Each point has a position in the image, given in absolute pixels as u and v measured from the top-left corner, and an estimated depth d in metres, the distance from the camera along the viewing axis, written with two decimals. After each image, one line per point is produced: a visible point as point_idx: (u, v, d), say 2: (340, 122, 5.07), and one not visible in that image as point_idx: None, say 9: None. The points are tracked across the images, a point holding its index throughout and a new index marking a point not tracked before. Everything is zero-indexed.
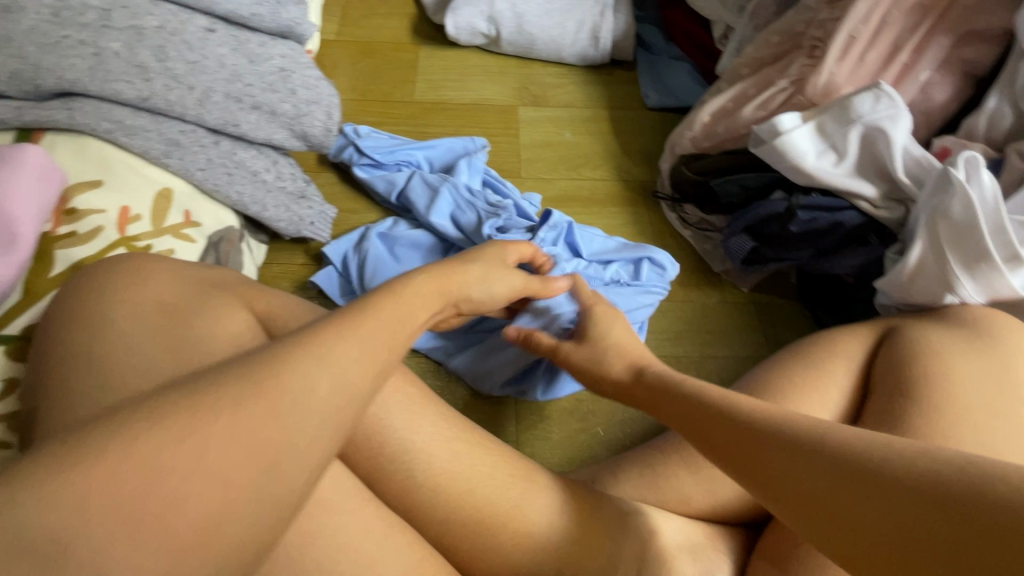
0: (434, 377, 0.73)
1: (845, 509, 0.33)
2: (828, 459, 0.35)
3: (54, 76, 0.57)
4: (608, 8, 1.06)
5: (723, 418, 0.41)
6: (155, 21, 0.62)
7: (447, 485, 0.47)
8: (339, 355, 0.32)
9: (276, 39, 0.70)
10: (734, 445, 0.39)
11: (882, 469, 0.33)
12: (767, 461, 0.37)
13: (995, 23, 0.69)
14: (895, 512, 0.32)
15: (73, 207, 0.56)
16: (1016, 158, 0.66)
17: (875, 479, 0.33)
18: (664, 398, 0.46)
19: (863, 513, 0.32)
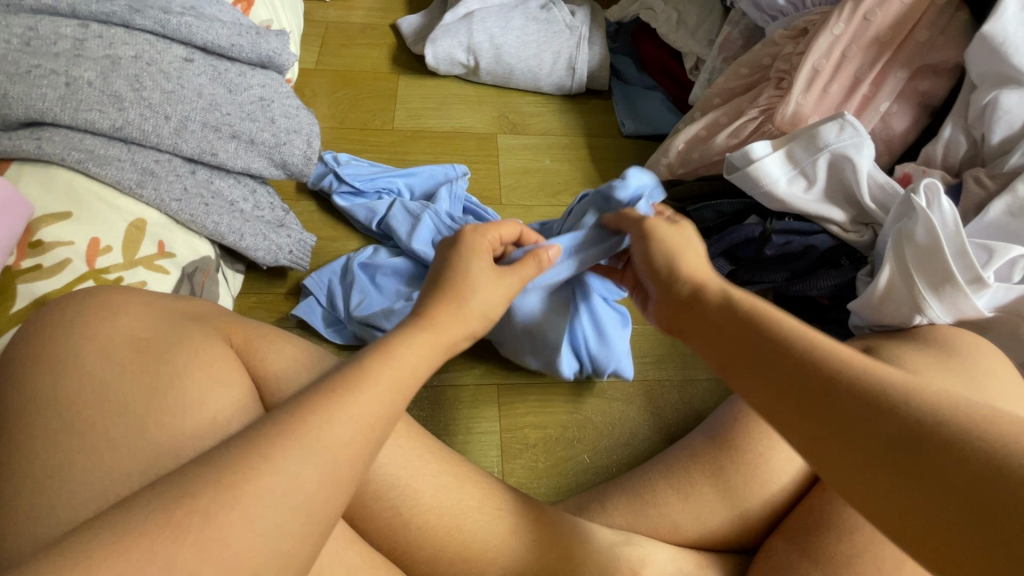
0: (418, 408, 0.72)
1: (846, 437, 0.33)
2: (849, 383, 0.35)
3: (23, 106, 0.56)
4: (583, 40, 1.10)
5: (755, 332, 0.41)
6: (131, 50, 0.61)
7: (434, 522, 0.45)
8: (384, 404, 0.35)
9: (255, 69, 0.71)
10: (763, 361, 0.39)
11: (895, 409, 0.33)
12: (795, 381, 0.37)
13: (945, 59, 0.73)
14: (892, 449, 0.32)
15: (39, 240, 0.54)
16: (973, 184, 0.69)
17: (887, 416, 0.32)
18: (704, 316, 0.45)
19: (865, 443, 0.32)
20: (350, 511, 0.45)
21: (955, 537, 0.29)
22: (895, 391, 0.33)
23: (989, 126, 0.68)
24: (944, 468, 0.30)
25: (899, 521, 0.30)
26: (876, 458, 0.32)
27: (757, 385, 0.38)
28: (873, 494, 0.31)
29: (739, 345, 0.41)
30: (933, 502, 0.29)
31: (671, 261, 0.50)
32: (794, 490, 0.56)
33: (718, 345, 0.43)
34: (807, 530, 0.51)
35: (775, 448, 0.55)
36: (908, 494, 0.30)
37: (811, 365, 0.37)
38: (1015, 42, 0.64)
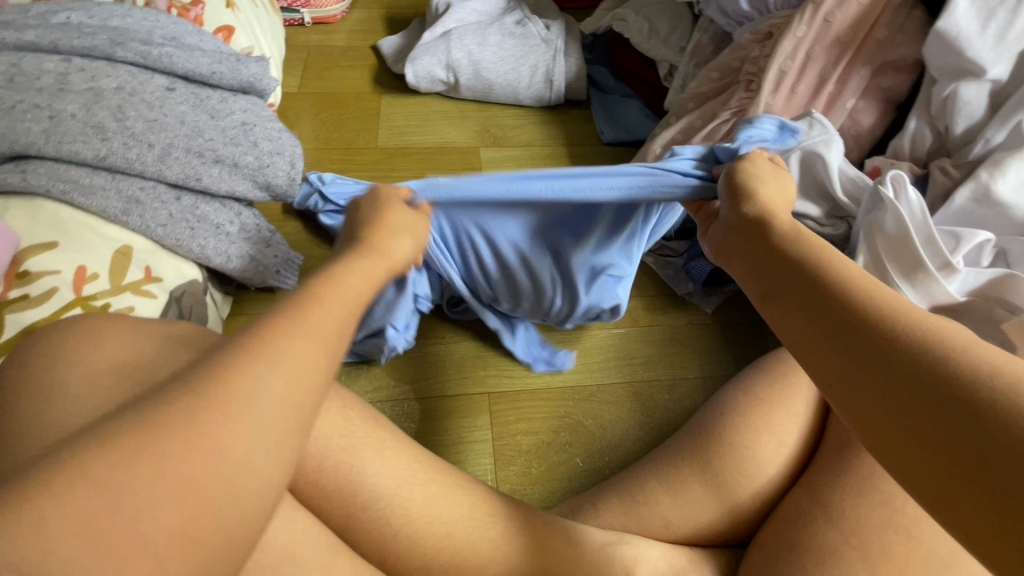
0: (409, 421, 0.73)
1: (860, 378, 0.33)
2: (881, 328, 0.33)
3: (7, 141, 0.57)
4: (559, 52, 1.12)
5: (809, 264, 0.39)
6: (113, 82, 0.63)
7: (425, 531, 0.45)
8: None
9: (237, 95, 0.72)
10: (807, 292, 0.38)
11: (919, 357, 0.31)
12: (828, 316, 0.36)
13: (905, 55, 0.75)
14: (903, 394, 0.31)
15: (25, 270, 0.54)
16: (939, 174, 0.71)
17: (908, 363, 0.31)
18: (760, 241, 0.44)
19: (879, 385, 0.32)
20: (339, 524, 0.46)
21: (943, 471, 0.28)
22: (930, 336, 0.32)
23: (952, 117, 0.71)
24: (956, 415, 0.29)
25: (898, 459, 0.30)
26: (883, 388, 0.31)
27: (795, 313, 0.38)
28: (872, 420, 0.32)
29: (793, 271, 0.40)
30: (928, 435, 0.29)
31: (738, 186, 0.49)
32: (781, 482, 0.56)
33: (759, 269, 0.43)
34: (796, 520, 0.51)
35: (760, 441, 0.56)
36: (906, 425, 0.30)
37: (853, 306, 0.35)
38: (969, 37, 0.66)
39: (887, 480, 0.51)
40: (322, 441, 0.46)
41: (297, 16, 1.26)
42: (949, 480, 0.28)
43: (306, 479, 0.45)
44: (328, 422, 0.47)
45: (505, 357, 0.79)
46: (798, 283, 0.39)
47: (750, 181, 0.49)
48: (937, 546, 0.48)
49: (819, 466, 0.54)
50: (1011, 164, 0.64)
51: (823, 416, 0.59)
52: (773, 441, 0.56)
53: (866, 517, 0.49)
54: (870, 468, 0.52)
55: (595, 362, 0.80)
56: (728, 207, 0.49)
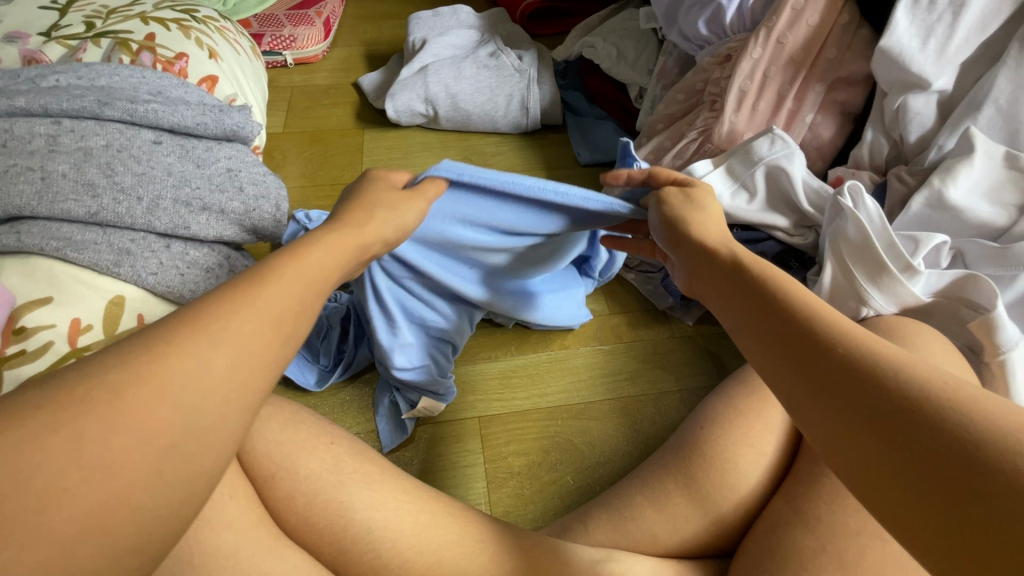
0: (404, 449, 0.75)
1: (825, 409, 0.35)
2: (843, 359, 0.35)
3: (3, 204, 0.60)
4: (533, 80, 1.16)
5: (775, 303, 0.41)
6: (102, 140, 0.66)
7: (414, 560, 0.47)
8: None
9: (222, 143, 0.75)
10: (774, 329, 0.40)
11: (879, 386, 0.33)
12: (797, 351, 0.38)
13: (856, 70, 0.79)
14: (864, 425, 0.33)
15: (22, 326, 0.57)
16: (896, 182, 0.75)
17: (868, 393, 0.33)
18: (731, 280, 0.46)
19: (844, 418, 0.34)
20: (330, 559, 0.47)
21: (901, 494, 0.30)
22: (879, 361, 0.34)
23: (904, 127, 0.75)
24: (917, 444, 0.30)
25: (868, 488, 0.32)
26: (841, 416, 0.34)
27: (763, 351, 0.40)
28: (834, 446, 0.34)
29: (761, 312, 0.42)
30: (881, 458, 0.31)
31: (682, 229, 0.53)
32: (761, 490, 0.58)
33: (728, 301, 0.46)
34: (776, 528, 0.53)
35: (739, 452, 0.58)
36: (866, 450, 0.32)
37: (816, 339, 0.37)
38: (910, 53, 0.70)
39: None
40: (311, 477, 0.48)
41: (280, 58, 1.31)
42: (913, 505, 0.30)
43: (297, 516, 0.47)
44: (317, 458, 0.49)
45: (493, 380, 0.81)
46: (762, 328, 0.41)
47: (684, 215, 0.54)
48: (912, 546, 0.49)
49: (799, 472, 0.56)
50: (960, 170, 0.68)
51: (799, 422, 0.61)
52: (752, 451, 0.58)
53: (841, 521, 0.51)
54: None
55: (583, 381, 0.82)
56: (676, 253, 0.53)
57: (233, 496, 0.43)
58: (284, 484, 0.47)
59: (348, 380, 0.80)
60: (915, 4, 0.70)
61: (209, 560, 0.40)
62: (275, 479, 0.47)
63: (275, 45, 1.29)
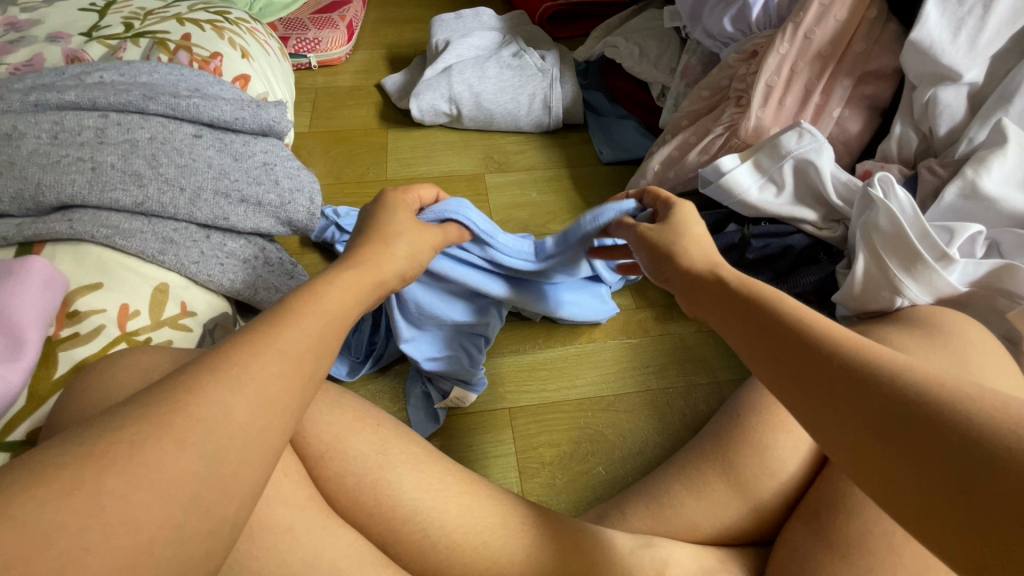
0: (438, 437, 0.75)
1: (833, 415, 0.35)
2: (844, 365, 0.36)
3: (55, 193, 0.62)
4: (555, 80, 1.17)
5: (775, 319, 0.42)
6: (147, 133, 0.68)
7: (462, 540, 0.47)
8: None
9: (258, 137, 0.77)
10: (775, 341, 0.41)
11: (883, 388, 0.34)
12: (800, 361, 0.38)
13: (885, 65, 0.80)
14: (874, 427, 0.33)
15: (75, 310, 0.58)
16: (927, 173, 0.75)
17: (874, 397, 0.34)
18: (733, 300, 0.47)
19: (852, 423, 0.34)
20: (380, 538, 0.47)
21: (916, 502, 0.30)
22: (878, 366, 0.35)
23: (934, 120, 0.75)
24: (930, 441, 0.31)
25: (887, 491, 0.32)
26: (848, 427, 0.34)
27: (766, 363, 0.41)
28: (845, 459, 0.34)
29: (762, 327, 0.43)
30: (892, 466, 0.32)
31: (671, 263, 0.55)
32: (802, 478, 0.57)
33: (731, 325, 0.46)
34: (819, 513, 0.52)
35: (779, 439, 0.57)
36: (878, 453, 0.32)
37: (816, 348, 0.38)
38: (941, 46, 0.70)
39: None
40: (360, 458, 0.48)
41: (304, 61, 1.33)
42: (935, 505, 0.30)
43: (347, 495, 0.47)
44: (364, 439, 0.49)
45: (522, 373, 0.82)
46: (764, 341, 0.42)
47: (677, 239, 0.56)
48: None
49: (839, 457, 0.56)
50: (994, 160, 0.68)
51: None
52: (793, 438, 0.57)
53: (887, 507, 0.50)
54: None
55: (611, 373, 0.82)
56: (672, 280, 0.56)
57: (288, 473, 0.43)
58: (333, 464, 0.48)
59: (377, 372, 0.81)
60: None
61: (269, 534, 0.40)
62: (325, 459, 0.48)
63: (301, 47, 1.31)
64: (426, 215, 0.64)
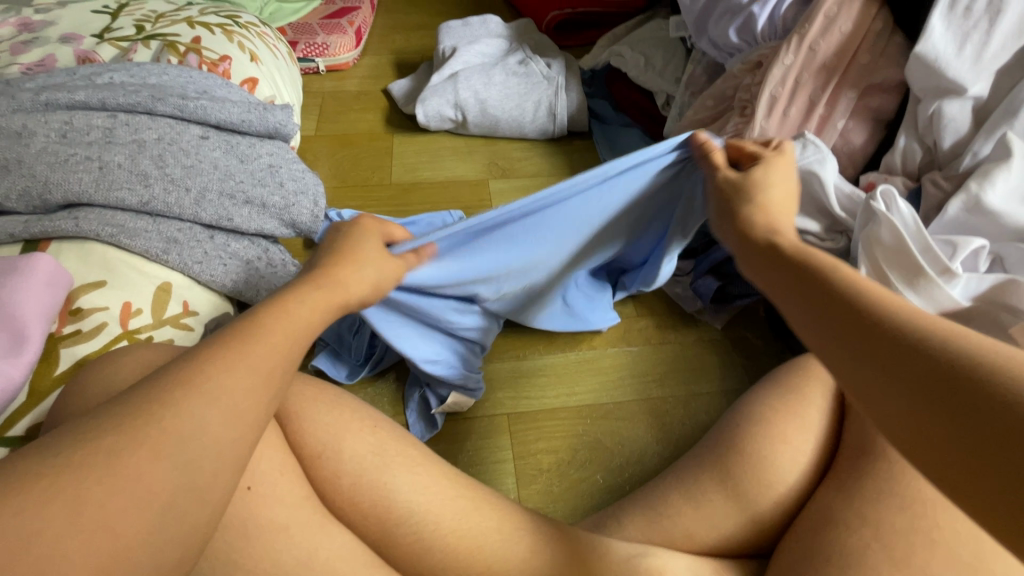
0: (435, 443, 0.75)
1: (872, 372, 0.34)
2: (891, 326, 0.35)
3: (62, 190, 0.63)
4: (560, 88, 1.18)
5: (823, 280, 0.41)
6: (154, 134, 0.69)
7: (457, 543, 0.47)
8: None
9: (265, 140, 0.77)
10: (822, 300, 0.40)
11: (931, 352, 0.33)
12: (848, 319, 0.37)
13: (890, 77, 0.80)
14: (916, 388, 0.32)
15: (78, 307, 0.59)
16: (931, 186, 0.75)
17: (922, 359, 0.33)
18: (783, 257, 0.46)
19: (893, 382, 0.33)
20: (374, 539, 0.47)
21: (958, 474, 0.29)
22: (937, 338, 0.34)
23: (939, 133, 0.75)
24: (974, 405, 0.30)
25: (923, 452, 0.31)
26: (898, 391, 0.33)
27: (810, 320, 0.40)
28: (891, 425, 0.33)
29: (811, 286, 0.42)
30: (939, 435, 0.30)
31: (737, 218, 0.53)
32: (801, 488, 0.57)
33: (777, 288, 0.45)
34: (817, 524, 0.52)
35: (779, 449, 0.57)
36: (918, 412, 0.32)
37: (865, 309, 0.37)
38: (946, 59, 0.71)
39: (910, 483, 0.51)
40: (356, 459, 0.48)
41: (312, 65, 1.35)
42: (972, 467, 0.29)
43: (342, 496, 0.47)
44: (361, 440, 0.49)
45: (521, 380, 0.81)
46: (813, 295, 0.41)
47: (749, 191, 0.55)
48: (963, 546, 0.48)
49: (838, 468, 0.55)
50: (998, 174, 0.68)
51: (838, 423, 0.60)
52: (790, 448, 0.57)
53: (888, 520, 0.49)
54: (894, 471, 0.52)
55: (610, 381, 0.82)
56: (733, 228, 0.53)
57: (284, 471, 0.43)
58: (330, 464, 0.48)
59: (377, 375, 0.81)
60: (951, 11, 0.70)
61: (262, 533, 0.40)
62: (322, 459, 0.48)
63: (309, 52, 1.33)
64: (395, 250, 0.59)
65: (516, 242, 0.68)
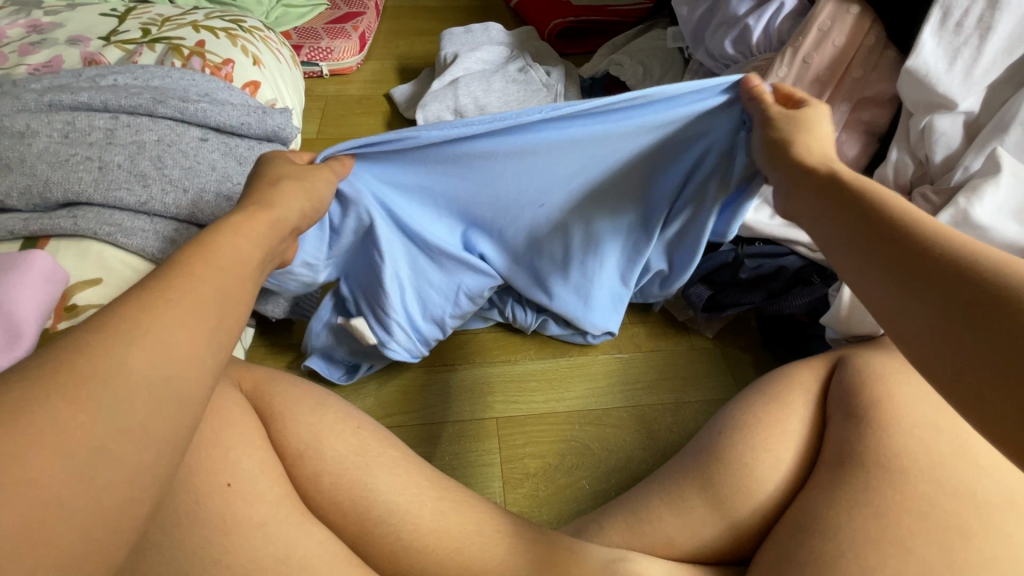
0: (421, 445, 0.76)
1: (914, 309, 0.35)
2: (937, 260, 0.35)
3: (62, 189, 0.64)
4: (559, 96, 1.19)
5: (869, 218, 0.41)
6: (154, 135, 0.70)
7: (434, 544, 0.48)
8: None
9: (263, 143, 0.79)
10: (871, 237, 0.40)
11: (977, 285, 0.33)
12: (897, 253, 0.38)
13: (882, 91, 0.80)
14: (954, 324, 0.33)
15: (74, 304, 0.60)
16: (922, 199, 0.76)
17: (965, 293, 0.33)
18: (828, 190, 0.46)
19: (932, 318, 0.34)
20: (352, 539, 0.48)
21: (990, 402, 0.30)
22: (983, 271, 0.34)
23: (930, 147, 0.76)
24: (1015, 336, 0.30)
25: (958, 385, 0.32)
26: (929, 317, 0.34)
27: (854, 260, 0.41)
28: (919, 349, 0.34)
29: (859, 222, 0.41)
30: (974, 365, 0.31)
31: (786, 151, 0.51)
32: (781, 498, 0.57)
33: (824, 222, 0.45)
34: (794, 534, 0.52)
35: (760, 457, 0.57)
36: (959, 346, 0.32)
37: (913, 244, 0.37)
38: (936, 74, 0.71)
39: (888, 495, 0.51)
40: (337, 459, 0.49)
41: (316, 69, 1.36)
42: (1006, 399, 0.30)
43: (322, 495, 0.48)
44: (344, 440, 0.50)
45: (513, 384, 0.82)
46: (862, 231, 0.41)
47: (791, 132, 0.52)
48: (937, 558, 0.48)
49: (817, 478, 0.55)
50: (985, 190, 0.68)
51: (819, 433, 0.60)
52: (771, 458, 0.57)
53: (864, 530, 0.49)
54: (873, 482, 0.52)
55: (600, 387, 0.82)
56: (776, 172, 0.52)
57: (264, 470, 0.44)
58: (311, 463, 0.48)
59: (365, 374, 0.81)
60: (942, 26, 0.70)
61: (241, 529, 0.41)
62: (303, 458, 0.49)
63: (314, 56, 1.34)
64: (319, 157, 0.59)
65: (526, 161, 0.65)
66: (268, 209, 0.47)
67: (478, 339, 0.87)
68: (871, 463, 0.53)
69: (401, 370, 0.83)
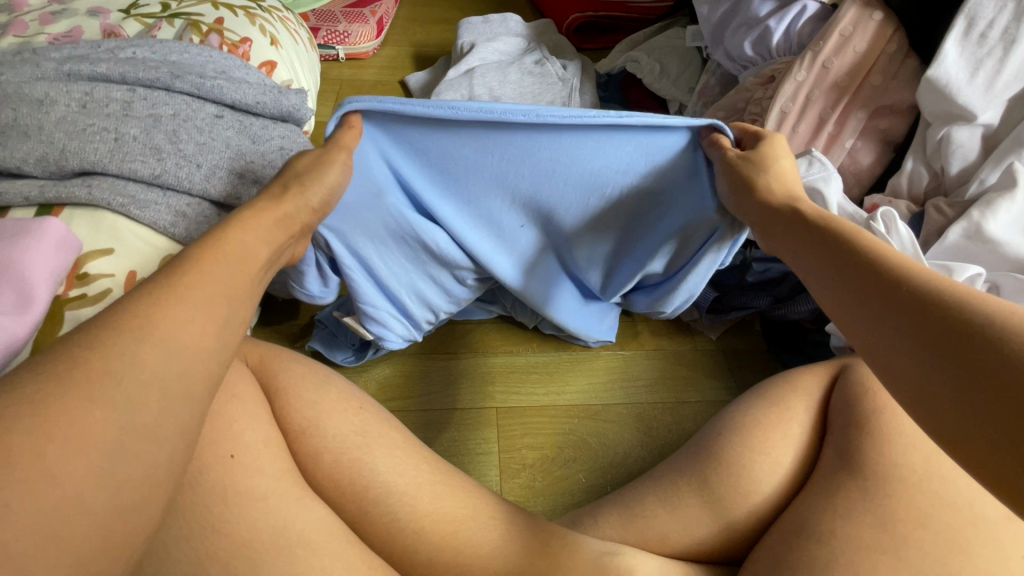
0: (419, 428, 0.76)
1: (885, 339, 0.36)
2: (903, 292, 0.37)
3: (78, 158, 0.65)
4: (575, 90, 1.18)
5: (846, 256, 0.43)
6: (171, 109, 0.71)
7: (429, 527, 0.48)
8: None
9: (278, 122, 0.79)
10: (846, 274, 0.42)
11: (942, 313, 0.34)
12: (869, 287, 0.39)
13: (900, 100, 0.80)
14: (922, 352, 0.34)
15: (85, 272, 0.60)
16: (933, 212, 0.75)
17: (931, 321, 0.34)
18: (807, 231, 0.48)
19: (902, 347, 0.35)
20: (350, 517, 0.48)
21: (957, 429, 0.31)
22: (951, 298, 0.35)
23: (946, 159, 0.75)
24: (978, 361, 0.31)
25: (929, 411, 0.33)
26: (904, 346, 0.35)
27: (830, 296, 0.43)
28: (892, 377, 0.35)
29: (837, 260, 0.44)
30: (942, 391, 0.32)
31: (751, 194, 0.55)
32: (776, 500, 0.57)
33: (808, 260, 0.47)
34: (789, 537, 0.52)
35: (757, 460, 0.57)
36: (927, 373, 0.33)
37: (884, 278, 0.39)
38: (957, 85, 0.70)
39: (883, 503, 0.51)
40: (338, 437, 0.49)
41: (332, 53, 1.36)
42: (972, 423, 0.30)
43: (322, 471, 0.49)
44: (345, 420, 0.51)
45: (512, 375, 0.82)
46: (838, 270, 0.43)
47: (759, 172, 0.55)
48: (931, 567, 0.48)
49: (814, 482, 0.55)
50: (1001, 204, 0.68)
51: (818, 439, 0.60)
52: (769, 461, 0.57)
53: (857, 536, 0.49)
54: (871, 491, 0.52)
55: (600, 383, 0.83)
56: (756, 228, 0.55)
57: (268, 444, 0.45)
58: (311, 441, 0.49)
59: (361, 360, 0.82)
60: (966, 37, 0.70)
61: (243, 501, 0.41)
62: (305, 435, 0.49)
63: (330, 39, 1.34)
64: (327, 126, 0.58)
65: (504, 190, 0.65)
66: (274, 206, 0.48)
67: (483, 331, 0.87)
68: (870, 471, 0.53)
69: (403, 354, 0.84)
